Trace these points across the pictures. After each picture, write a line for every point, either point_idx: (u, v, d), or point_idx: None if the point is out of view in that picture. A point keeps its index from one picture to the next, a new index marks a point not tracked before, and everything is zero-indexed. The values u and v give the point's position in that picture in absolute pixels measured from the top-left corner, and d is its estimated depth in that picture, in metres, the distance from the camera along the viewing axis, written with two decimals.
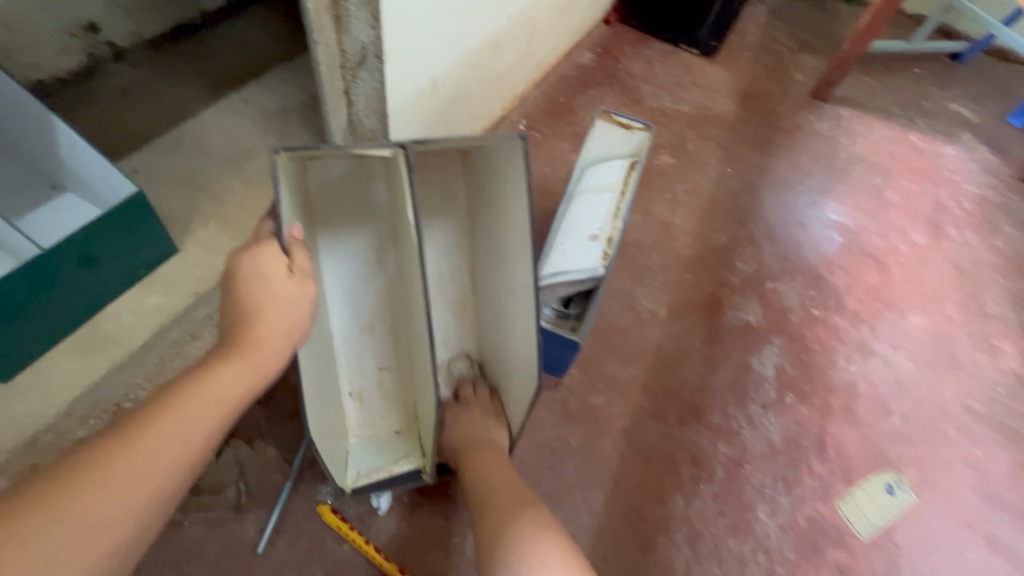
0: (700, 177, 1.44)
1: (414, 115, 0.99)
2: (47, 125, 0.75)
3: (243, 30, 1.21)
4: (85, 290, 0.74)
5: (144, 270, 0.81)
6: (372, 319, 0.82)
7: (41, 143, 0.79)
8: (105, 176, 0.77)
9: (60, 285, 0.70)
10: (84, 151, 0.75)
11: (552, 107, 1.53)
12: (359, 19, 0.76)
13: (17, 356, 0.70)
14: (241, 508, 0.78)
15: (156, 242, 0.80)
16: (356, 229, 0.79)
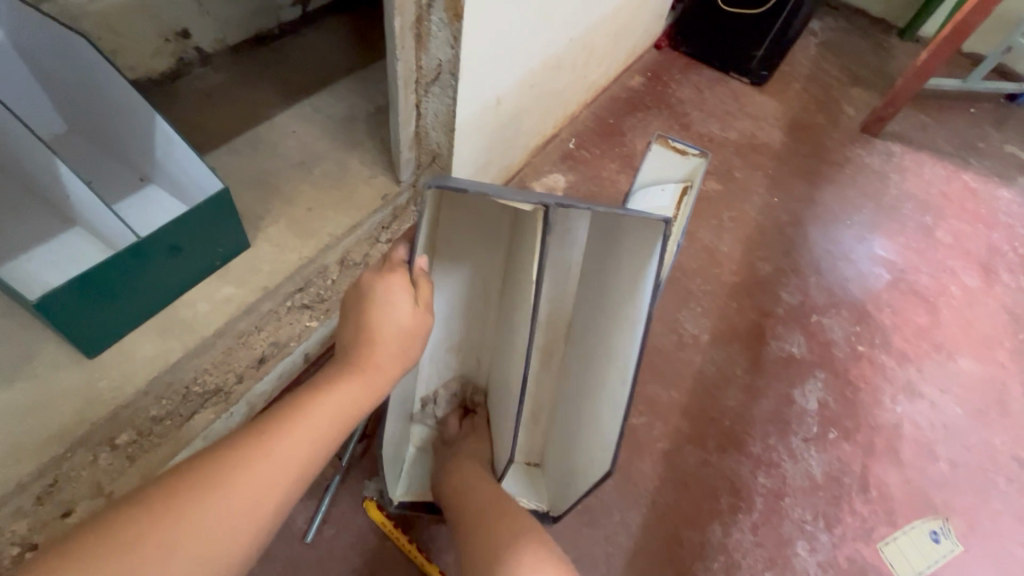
0: (746, 205, 1.45)
1: (479, 130, 1.03)
2: (147, 122, 0.80)
3: (316, 41, 1.28)
4: (169, 276, 0.78)
5: (220, 262, 0.86)
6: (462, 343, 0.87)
7: (138, 138, 0.84)
8: (193, 171, 0.82)
9: (149, 271, 0.74)
10: (178, 149, 0.80)
11: (601, 129, 1.56)
12: (439, 39, 0.81)
13: (105, 334, 0.75)
14: (292, 498, 0.81)
15: (234, 236, 0.84)
16: (469, 259, 0.82)
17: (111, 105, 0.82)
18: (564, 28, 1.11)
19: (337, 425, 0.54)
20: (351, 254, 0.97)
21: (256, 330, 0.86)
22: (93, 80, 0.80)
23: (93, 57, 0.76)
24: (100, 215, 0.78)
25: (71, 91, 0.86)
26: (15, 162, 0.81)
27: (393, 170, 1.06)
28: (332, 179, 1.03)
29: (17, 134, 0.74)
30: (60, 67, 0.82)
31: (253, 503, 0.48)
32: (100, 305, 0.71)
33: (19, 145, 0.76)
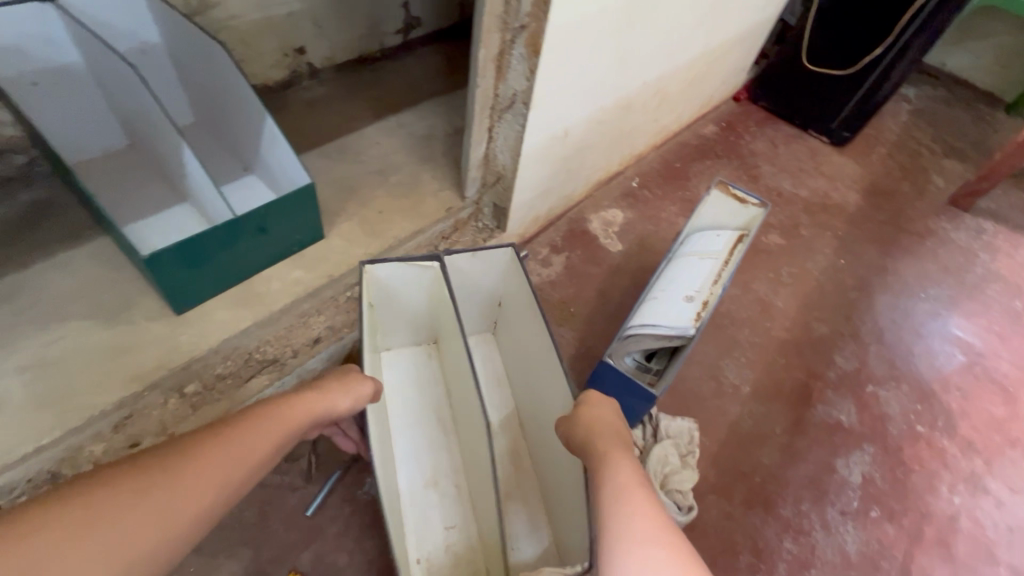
0: (809, 263, 1.41)
1: (546, 157, 1.09)
2: (258, 121, 0.92)
3: (410, 66, 1.41)
4: (252, 254, 0.89)
5: (295, 249, 0.96)
6: (428, 423, 0.94)
7: (248, 134, 0.97)
8: (288, 167, 0.93)
9: (237, 247, 0.85)
10: (279, 146, 0.92)
11: (667, 172, 1.59)
12: (517, 70, 0.88)
13: (191, 296, 0.86)
14: (308, 476, 0.87)
15: (311, 226, 0.94)
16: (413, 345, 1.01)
17: (233, 104, 0.95)
18: (638, 71, 1.16)
19: (257, 462, 0.50)
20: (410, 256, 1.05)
21: (315, 313, 0.95)
22: (221, 80, 0.94)
23: (226, 62, 0.89)
24: (208, 193, 0.91)
25: (202, 89, 1.01)
26: (150, 142, 0.96)
27: (460, 187, 1.14)
28: (404, 188, 1.12)
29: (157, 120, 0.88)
30: (198, 68, 0.97)
31: (154, 527, 0.41)
32: (192, 270, 0.82)
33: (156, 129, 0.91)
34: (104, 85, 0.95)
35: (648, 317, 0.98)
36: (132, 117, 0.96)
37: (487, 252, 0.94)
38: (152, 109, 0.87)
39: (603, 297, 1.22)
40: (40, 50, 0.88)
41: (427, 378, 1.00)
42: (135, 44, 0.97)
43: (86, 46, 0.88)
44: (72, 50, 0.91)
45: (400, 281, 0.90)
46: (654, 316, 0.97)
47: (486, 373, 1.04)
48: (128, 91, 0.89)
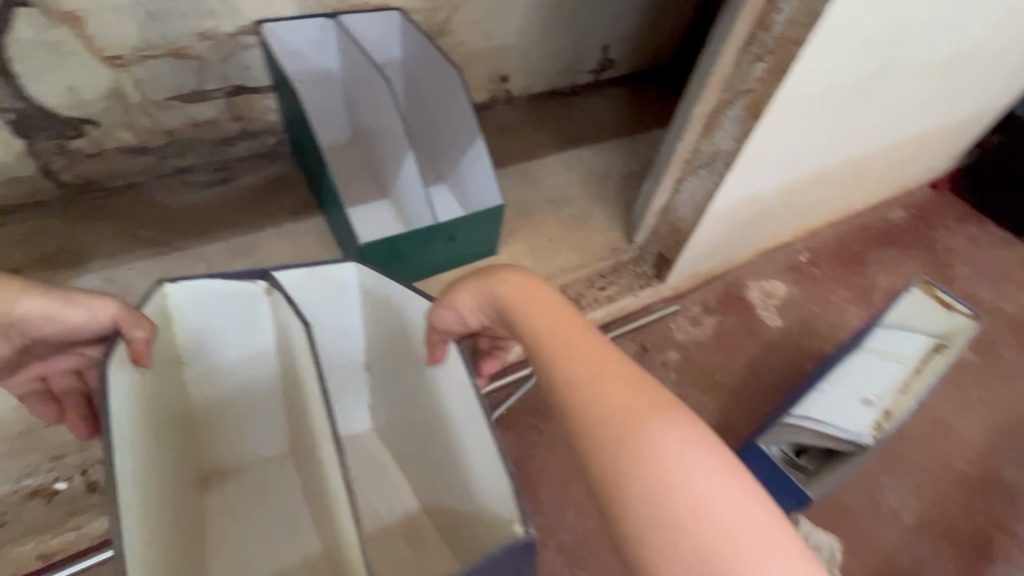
0: (1007, 391, 1.20)
1: (727, 219, 1.05)
2: (467, 140, 1.01)
3: (596, 105, 1.47)
4: (438, 259, 0.97)
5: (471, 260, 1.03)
6: (251, 514, 0.72)
7: (454, 150, 1.06)
8: (484, 186, 1.00)
9: (429, 250, 0.93)
10: (481, 166, 0.99)
11: (841, 252, 1.46)
12: (728, 130, 0.87)
13: None
14: None
15: (491, 243, 1.00)
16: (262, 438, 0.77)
17: (448, 122, 1.05)
18: (846, 147, 1.08)
19: None
20: (568, 288, 1.07)
21: None
22: (446, 100, 1.04)
23: (453, 85, 0.99)
24: (413, 197, 1.00)
25: (423, 104, 1.12)
26: (373, 144, 1.08)
27: (629, 231, 1.16)
28: (574, 221, 1.15)
29: (387, 127, 1.01)
30: (427, 86, 1.08)
31: None
32: (390, 263, 0.91)
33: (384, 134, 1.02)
34: (349, 90, 1.09)
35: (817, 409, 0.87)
36: (364, 120, 1.09)
37: (369, 280, 0.67)
38: (388, 118, 0.99)
39: (752, 372, 1.15)
40: (312, 54, 1.03)
41: (274, 487, 0.75)
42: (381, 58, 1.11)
43: (348, 55, 1.03)
44: (334, 58, 1.06)
45: (235, 345, 0.69)
46: (823, 410, 0.87)
47: (359, 437, 0.85)
48: (370, 98, 1.02)
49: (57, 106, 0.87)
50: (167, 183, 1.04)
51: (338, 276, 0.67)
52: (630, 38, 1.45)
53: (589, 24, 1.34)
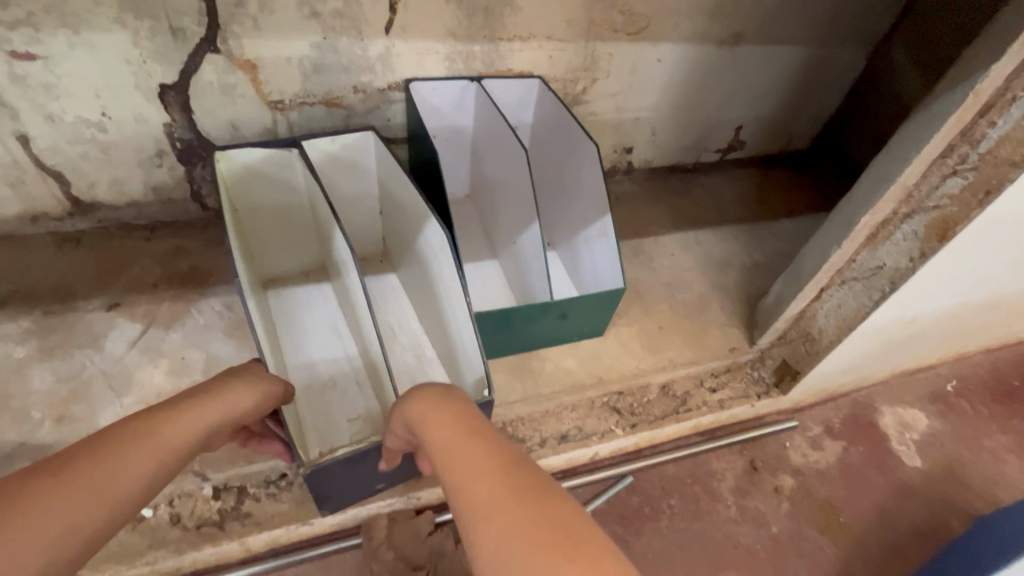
0: None
1: (875, 338, 0.92)
2: (594, 216, 0.97)
3: (720, 186, 1.39)
4: (545, 333, 0.91)
5: (577, 337, 0.96)
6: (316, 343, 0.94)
7: (575, 220, 1.03)
8: (608, 267, 0.96)
9: (539, 324, 0.88)
10: (605, 246, 0.95)
11: (997, 386, 1.24)
12: (899, 246, 0.76)
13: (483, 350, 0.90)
14: None
15: (601, 324, 0.94)
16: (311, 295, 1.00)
17: (575, 193, 1.02)
18: None
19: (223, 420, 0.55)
20: (675, 384, 0.98)
21: (571, 407, 0.92)
22: (573, 169, 1.01)
23: (588, 163, 0.95)
24: (528, 266, 0.97)
25: (548, 170, 1.11)
26: (493, 203, 1.07)
27: (751, 330, 1.04)
28: (689, 310, 1.07)
29: (513, 192, 0.98)
30: (556, 152, 1.06)
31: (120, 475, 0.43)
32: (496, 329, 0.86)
33: (506, 196, 1.01)
34: (478, 148, 1.10)
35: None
36: (487, 179, 1.09)
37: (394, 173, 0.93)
38: (515, 182, 0.97)
39: (883, 520, 0.97)
40: (450, 112, 1.05)
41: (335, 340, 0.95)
42: (514, 120, 1.11)
43: (484, 116, 1.03)
44: (470, 116, 1.07)
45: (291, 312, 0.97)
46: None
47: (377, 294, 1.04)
48: (499, 160, 1.01)
49: (219, 139, 0.93)
50: None
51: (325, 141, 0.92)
52: (766, 121, 1.38)
53: (726, 104, 1.28)
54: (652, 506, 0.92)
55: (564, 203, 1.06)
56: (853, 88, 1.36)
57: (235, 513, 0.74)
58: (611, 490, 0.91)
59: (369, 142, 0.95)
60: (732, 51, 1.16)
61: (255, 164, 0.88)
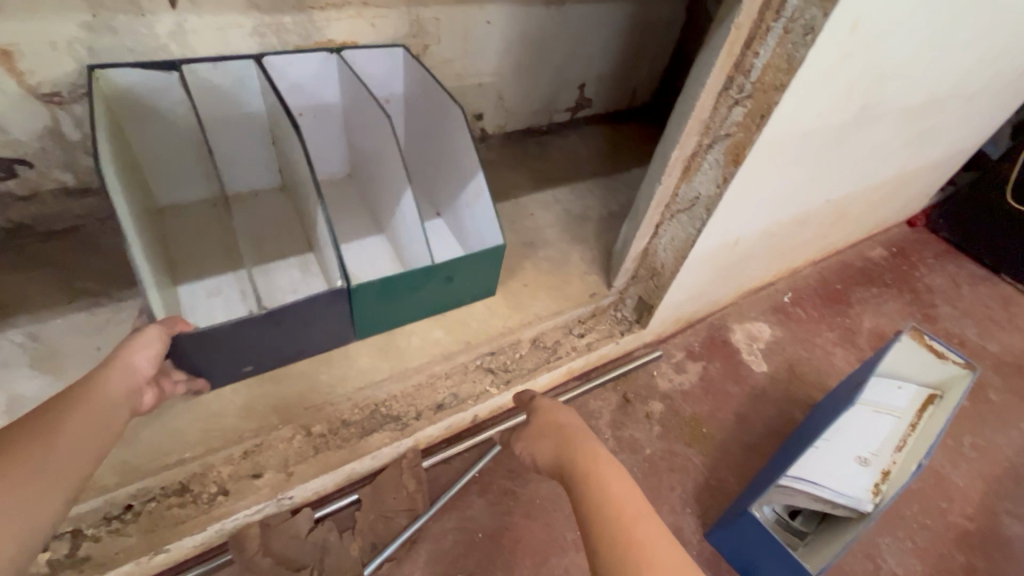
0: (1001, 437, 1.18)
1: (709, 264, 1.01)
2: (469, 174, 0.96)
3: (574, 144, 1.44)
4: (433, 295, 0.92)
5: (466, 298, 0.98)
6: (209, 289, 0.88)
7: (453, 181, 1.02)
8: (484, 227, 0.96)
9: (423, 289, 0.89)
10: (481, 205, 0.95)
11: (825, 292, 1.43)
12: (707, 175, 0.83)
13: (368, 322, 0.88)
14: None
15: (490, 284, 0.97)
16: (201, 240, 0.94)
17: (449, 154, 1.01)
18: (828, 189, 1.06)
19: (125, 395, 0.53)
20: (544, 336, 1.02)
21: (444, 376, 0.93)
22: (447, 130, 0.98)
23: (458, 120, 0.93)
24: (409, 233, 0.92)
25: (422, 133, 1.08)
26: (372, 174, 1.01)
27: (608, 274, 1.11)
28: (551, 264, 1.11)
29: (387, 158, 0.95)
30: (429, 120, 1.03)
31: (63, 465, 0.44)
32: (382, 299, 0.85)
33: (384, 162, 0.95)
34: (351, 124, 1.04)
35: (824, 474, 0.82)
36: (363, 155, 1.04)
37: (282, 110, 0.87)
38: (389, 149, 0.92)
39: (741, 423, 1.09)
40: (313, 86, 0.99)
41: (220, 295, 0.88)
42: (383, 92, 1.06)
43: (349, 88, 0.98)
44: (334, 90, 1.01)
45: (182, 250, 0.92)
46: (823, 472, 0.82)
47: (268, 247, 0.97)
48: (371, 130, 0.97)
49: None
50: (110, 226, 0.96)
51: (211, 74, 0.87)
52: (608, 78, 1.44)
53: (566, 63, 1.32)
54: None
55: (440, 165, 1.04)
56: (679, 41, 1.46)
57: (70, 561, 0.66)
58: (494, 449, 0.93)
59: (251, 72, 0.90)
60: (560, 10, 1.19)
61: (140, 84, 0.82)
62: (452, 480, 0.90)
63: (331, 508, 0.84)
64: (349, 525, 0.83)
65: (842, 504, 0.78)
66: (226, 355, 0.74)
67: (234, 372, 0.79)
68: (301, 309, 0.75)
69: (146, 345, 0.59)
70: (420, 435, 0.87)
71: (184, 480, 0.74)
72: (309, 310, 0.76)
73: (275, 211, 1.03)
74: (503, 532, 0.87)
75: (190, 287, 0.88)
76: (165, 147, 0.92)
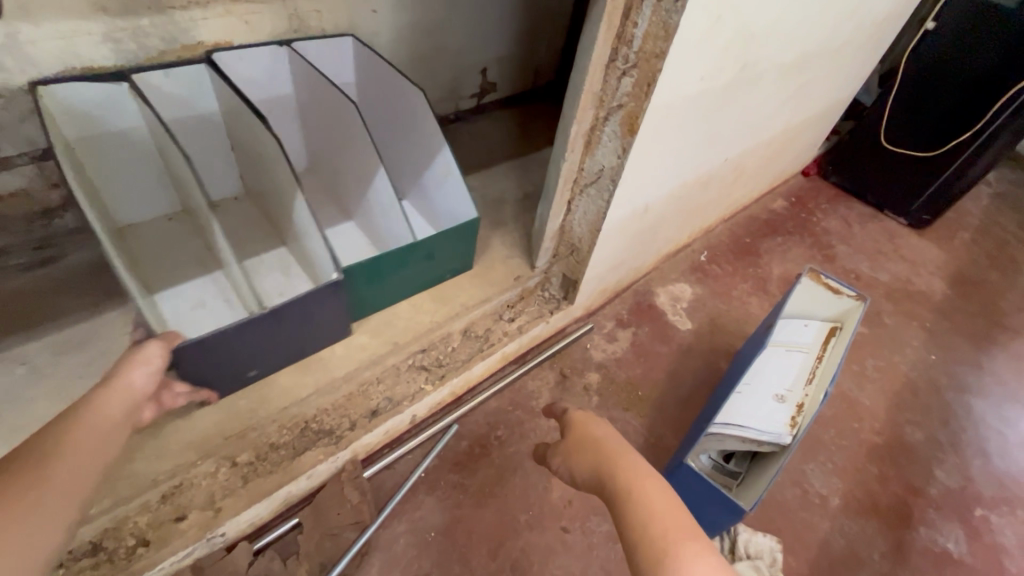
0: (897, 357, 1.31)
1: (624, 232, 1.04)
2: (434, 153, 0.97)
3: (484, 129, 1.43)
4: (416, 272, 0.95)
5: (447, 275, 1.03)
6: (193, 294, 0.90)
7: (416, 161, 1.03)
8: (456, 201, 0.99)
9: (410, 268, 0.93)
10: (450, 182, 0.97)
11: (737, 247, 1.52)
12: (608, 147, 0.85)
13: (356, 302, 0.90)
14: None
15: (469, 257, 1.02)
16: (176, 248, 0.96)
17: (409, 133, 1.01)
18: (724, 149, 1.11)
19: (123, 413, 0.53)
20: (475, 325, 1.01)
21: (376, 381, 0.90)
22: (403, 115, 0.99)
23: (413, 99, 0.93)
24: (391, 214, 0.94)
25: (377, 116, 1.08)
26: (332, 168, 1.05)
27: (530, 255, 1.11)
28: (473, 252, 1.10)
29: (348, 145, 0.95)
30: (386, 105, 1.05)
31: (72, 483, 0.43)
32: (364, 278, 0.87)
33: (339, 151, 0.98)
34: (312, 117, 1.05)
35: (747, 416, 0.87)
36: (327, 147, 1.05)
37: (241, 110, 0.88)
38: (348, 136, 0.93)
39: (673, 380, 1.14)
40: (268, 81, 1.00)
41: (208, 297, 0.90)
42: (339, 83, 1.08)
43: (305, 80, 0.99)
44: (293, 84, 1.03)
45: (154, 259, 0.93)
46: (745, 414, 0.87)
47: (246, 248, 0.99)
48: (331, 121, 0.98)
49: None
50: None
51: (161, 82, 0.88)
52: (509, 60, 1.43)
53: (464, 48, 1.30)
54: (483, 444, 0.96)
55: (401, 146, 1.05)
56: (573, 18, 1.48)
57: None
58: (439, 443, 0.93)
59: (203, 75, 0.91)
60: None
61: (85, 99, 0.82)
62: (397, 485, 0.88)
63: (270, 536, 0.80)
64: (292, 549, 0.80)
65: (764, 438, 0.83)
66: (236, 356, 0.75)
67: (240, 377, 0.81)
68: (298, 305, 0.77)
69: (147, 362, 0.59)
70: (356, 444, 0.85)
71: (94, 539, 0.67)
72: (302, 304, 0.76)
73: (247, 214, 1.04)
74: (455, 525, 0.86)
75: (171, 294, 0.89)
76: (126, 161, 0.92)
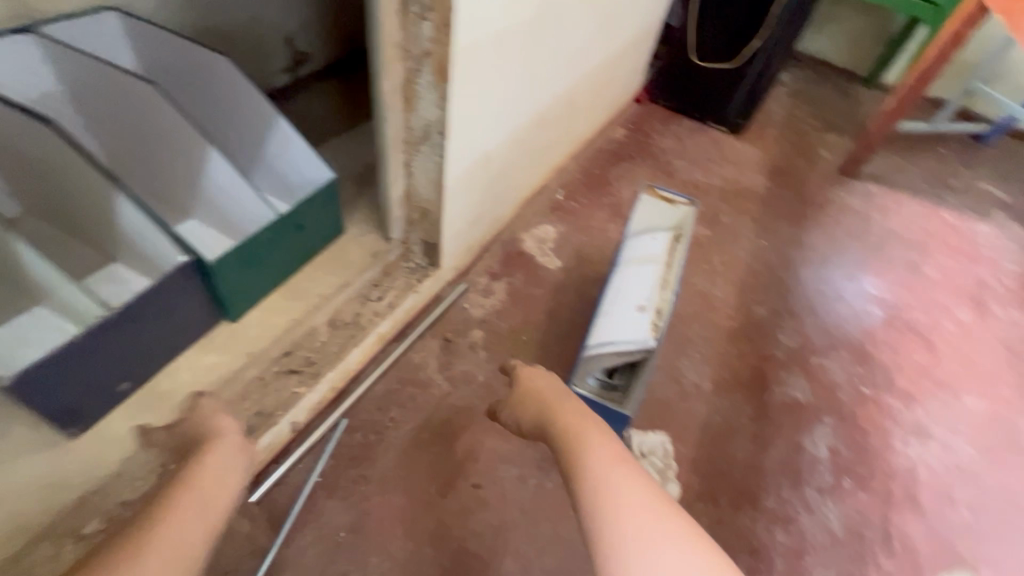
0: (736, 250, 1.48)
1: (471, 184, 1.02)
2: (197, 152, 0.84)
3: (306, 105, 1.31)
4: (239, 286, 0.87)
5: (322, 244, 1.01)
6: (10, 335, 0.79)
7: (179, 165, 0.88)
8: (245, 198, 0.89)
9: (279, 246, 0.89)
10: (230, 177, 0.86)
11: (590, 180, 1.59)
12: (427, 99, 0.82)
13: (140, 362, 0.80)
14: None
15: (338, 221, 1.00)
16: None
17: (151, 134, 0.85)
18: (548, 86, 1.13)
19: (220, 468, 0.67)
20: (340, 313, 0.96)
21: (239, 399, 0.84)
22: (222, 91, 0.91)
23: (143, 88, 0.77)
24: (236, 194, 0.89)
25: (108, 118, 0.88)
26: (146, 174, 0.91)
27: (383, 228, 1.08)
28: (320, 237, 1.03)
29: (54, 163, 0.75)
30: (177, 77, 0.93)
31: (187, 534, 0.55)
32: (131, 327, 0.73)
33: (152, 152, 0.87)
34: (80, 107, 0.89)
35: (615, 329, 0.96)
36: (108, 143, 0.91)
37: None
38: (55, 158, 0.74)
39: (553, 318, 1.19)
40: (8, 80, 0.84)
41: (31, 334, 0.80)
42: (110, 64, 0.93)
43: (56, 65, 0.84)
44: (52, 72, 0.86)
45: None
46: (613, 328, 0.96)
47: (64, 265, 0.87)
48: (106, 109, 0.85)
49: None
50: None
51: None
52: (315, 23, 1.30)
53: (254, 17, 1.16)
54: (377, 431, 0.92)
55: (151, 152, 0.88)
56: None
57: None
58: (331, 442, 0.89)
59: None
60: None
61: None
62: (290, 496, 0.83)
63: None
64: None
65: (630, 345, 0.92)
66: (98, 374, 0.74)
67: (112, 394, 0.78)
68: (153, 298, 0.74)
69: None
70: None
71: None
72: (149, 297, 0.73)
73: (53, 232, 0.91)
74: (364, 519, 0.83)
75: None
76: None
